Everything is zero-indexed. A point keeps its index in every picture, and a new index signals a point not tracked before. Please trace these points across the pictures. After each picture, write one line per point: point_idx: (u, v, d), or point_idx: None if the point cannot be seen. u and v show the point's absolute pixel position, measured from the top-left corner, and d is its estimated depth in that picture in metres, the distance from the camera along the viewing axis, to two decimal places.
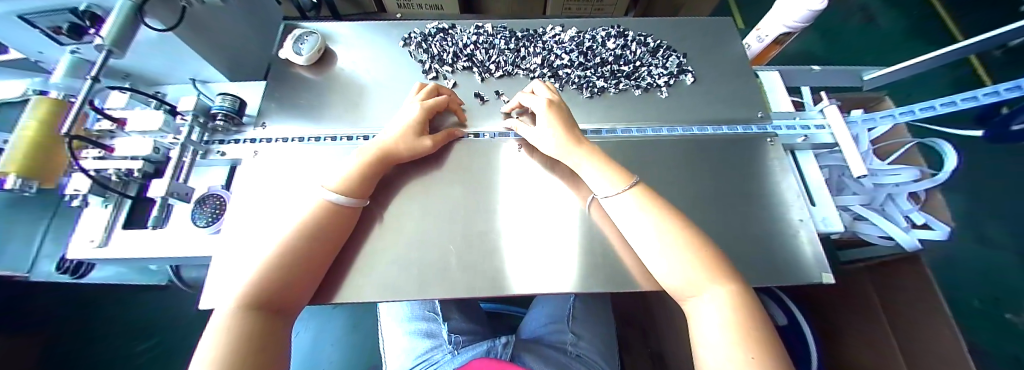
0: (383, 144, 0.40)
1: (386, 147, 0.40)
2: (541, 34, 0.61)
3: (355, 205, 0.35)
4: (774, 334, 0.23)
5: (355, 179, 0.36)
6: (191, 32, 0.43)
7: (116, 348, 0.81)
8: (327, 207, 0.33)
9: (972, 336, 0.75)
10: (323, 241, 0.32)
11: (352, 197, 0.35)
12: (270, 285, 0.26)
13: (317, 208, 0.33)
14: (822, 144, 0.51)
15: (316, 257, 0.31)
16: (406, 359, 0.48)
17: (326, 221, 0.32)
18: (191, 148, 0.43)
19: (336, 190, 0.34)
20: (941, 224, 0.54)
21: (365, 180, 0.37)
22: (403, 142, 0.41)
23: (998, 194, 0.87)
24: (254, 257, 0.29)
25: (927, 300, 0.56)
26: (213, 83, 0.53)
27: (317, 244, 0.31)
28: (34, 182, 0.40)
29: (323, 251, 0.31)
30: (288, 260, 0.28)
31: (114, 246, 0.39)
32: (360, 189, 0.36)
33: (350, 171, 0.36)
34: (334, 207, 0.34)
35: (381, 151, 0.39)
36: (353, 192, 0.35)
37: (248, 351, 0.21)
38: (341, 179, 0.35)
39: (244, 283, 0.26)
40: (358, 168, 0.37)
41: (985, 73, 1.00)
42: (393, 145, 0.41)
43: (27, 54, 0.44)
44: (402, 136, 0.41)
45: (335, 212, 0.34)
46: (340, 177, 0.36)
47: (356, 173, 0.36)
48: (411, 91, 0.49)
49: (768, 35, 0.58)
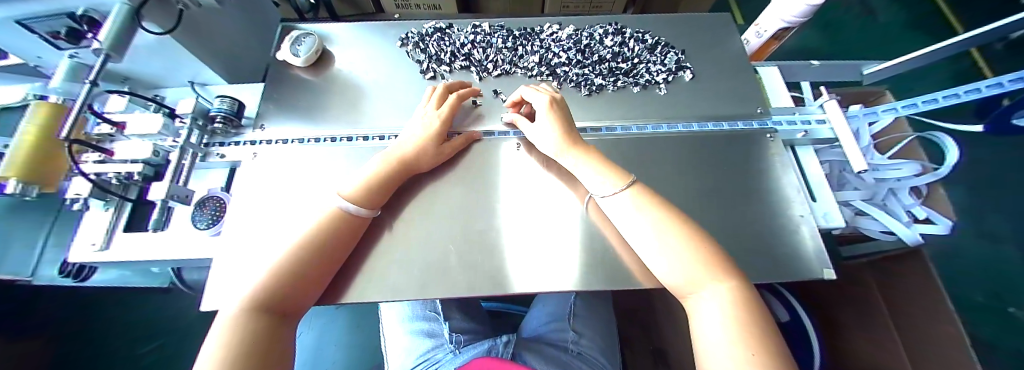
0: (402, 155, 0.40)
1: (405, 157, 0.40)
2: (539, 32, 0.61)
3: (366, 216, 0.35)
4: (775, 331, 0.23)
5: (373, 191, 0.36)
6: (189, 35, 0.43)
7: (120, 351, 0.82)
8: (339, 215, 0.33)
9: (975, 330, 0.74)
10: (330, 244, 0.31)
11: (365, 207, 0.35)
12: (275, 288, 0.26)
13: (330, 215, 0.33)
14: (821, 140, 0.51)
15: (324, 261, 0.31)
16: (408, 359, 0.48)
17: (337, 229, 0.33)
18: (191, 151, 0.43)
19: (352, 198, 0.34)
20: (943, 218, 0.54)
21: (378, 189, 0.37)
22: (422, 153, 0.41)
23: (1001, 187, 0.87)
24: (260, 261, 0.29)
25: (930, 297, 0.56)
26: (212, 85, 0.53)
27: (325, 249, 0.31)
28: (35, 187, 0.40)
29: (330, 255, 0.31)
30: (294, 263, 0.28)
31: (115, 249, 0.39)
32: (374, 199, 0.36)
33: (365, 180, 0.36)
34: (345, 216, 0.34)
35: (400, 162, 0.39)
36: (367, 203, 0.35)
37: (254, 354, 0.21)
38: (357, 188, 0.35)
39: (250, 287, 0.26)
40: (373, 177, 0.37)
41: (985, 66, 0.99)
42: (410, 155, 0.40)
43: (26, 59, 0.44)
44: (421, 146, 0.41)
45: (344, 220, 0.33)
46: (357, 183, 0.36)
47: (374, 184, 0.36)
48: (424, 98, 0.48)
49: (767, 31, 0.57)
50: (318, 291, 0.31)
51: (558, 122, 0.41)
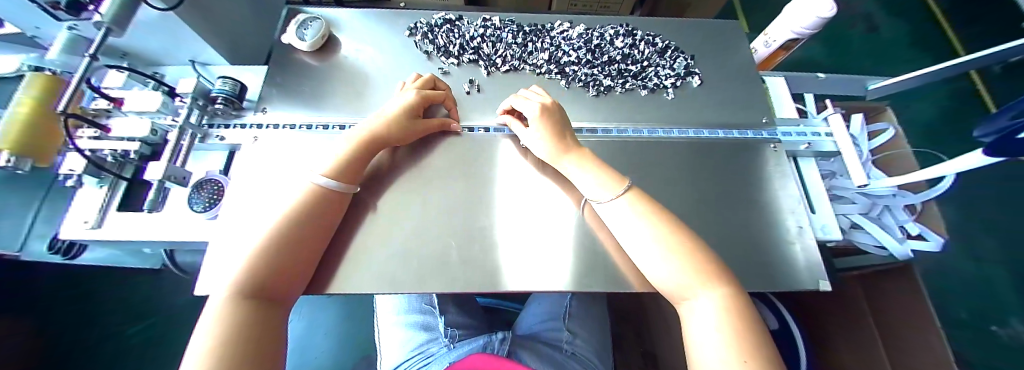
0: (371, 129, 0.39)
1: (377, 133, 0.39)
2: (549, 29, 0.60)
3: (346, 191, 0.35)
4: (769, 340, 0.23)
5: (347, 165, 0.36)
6: (191, 14, 0.42)
7: (113, 333, 0.81)
8: (315, 192, 0.33)
9: (959, 347, 0.76)
10: (311, 224, 0.31)
11: (343, 183, 0.35)
12: (262, 271, 0.26)
13: (307, 194, 0.32)
14: (823, 152, 0.51)
15: (305, 246, 0.30)
16: (402, 350, 0.48)
17: (316, 204, 0.32)
18: (189, 131, 0.42)
19: (329, 174, 0.34)
20: (936, 235, 0.55)
21: (354, 163, 0.37)
22: (391, 124, 0.41)
23: (993, 208, 0.88)
24: (244, 245, 0.28)
25: (916, 313, 0.58)
26: (214, 65, 0.52)
27: (303, 235, 0.30)
28: (27, 160, 0.39)
29: (311, 240, 0.31)
30: (276, 248, 0.27)
31: (109, 228, 0.38)
32: (351, 172, 0.36)
33: (340, 156, 0.36)
34: (325, 193, 0.33)
35: (371, 137, 0.39)
36: (343, 177, 0.35)
37: (244, 338, 0.21)
38: (333, 164, 0.35)
39: (235, 271, 0.25)
40: (346, 152, 0.36)
41: (984, 88, 1.01)
42: (382, 128, 0.40)
43: (23, 28, 0.42)
44: (397, 118, 0.41)
45: (325, 198, 0.33)
46: (332, 160, 0.35)
47: (348, 160, 0.36)
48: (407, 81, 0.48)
49: (775, 41, 0.57)
50: (301, 280, 0.30)
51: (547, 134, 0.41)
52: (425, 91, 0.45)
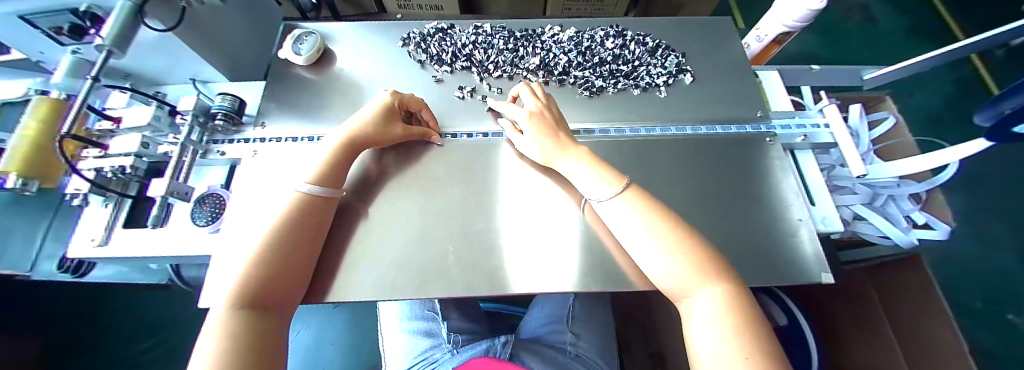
0: (349, 132, 0.39)
1: (354, 134, 0.39)
2: (540, 34, 0.61)
3: (331, 197, 0.35)
4: (772, 334, 0.23)
5: (329, 171, 0.36)
6: (191, 32, 0.43)
7: (120, 350, 0.81)
8: (303, 198, 0.33)
9: (975, 337, 0.75)
10: (304, 232, 0.32)
11: (329, 188, 0.35)
12: (256, 283, 0.26)
13: (292, 201, 0.32)
14: (820, 144, 0.51)
15: (301, 259, 0.31)
16: (406, 358, 0.48)
17: (304, 210, 0.32)
18: (191, 147, 0.43)
19: (312, 181, 0.34)
20: (942, 224, 0.55)
21: (337, 168, 0.37)
22: (370, 126, 0.41)
23: (1003, 193, 0.87)
24: (239, 254, 0.29)
25: (930, 304, 0.56)
26: (213, 83, 0.53)
27: (296, 245, 0.30)
28: (34, 182, 0.40)
29: (304, 248, 0.31)
30: (269, 258, 0.28)
31: (115, 245, 0.39)
32: (334, 178, 0.37)
33: (321, 162, 0.36)
34: (311, 199, 0.33)
35: (349, 139, 0.39)
36: (328, 183, 0.35)
37: (243, 349, 0.21)
38: (315, 171, 0.35)
39: (231, 283, 0.25)
40: (326, 157, 0.37)
41: (985, 73, 1.00)
42: (359, 130, 0.40)
43: (29, 54, 0.44)
44: (374, 118, 0.41)
45: (312, 204, 0.33)
46: (315, 166, 0.36)
47: (330, 165, 0.36)
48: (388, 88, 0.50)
49: (767, 35, 0.57)
50: (297, 289, 0.30)
51: (545, 135, 0.41)
52: (404, 95, 0.46)
